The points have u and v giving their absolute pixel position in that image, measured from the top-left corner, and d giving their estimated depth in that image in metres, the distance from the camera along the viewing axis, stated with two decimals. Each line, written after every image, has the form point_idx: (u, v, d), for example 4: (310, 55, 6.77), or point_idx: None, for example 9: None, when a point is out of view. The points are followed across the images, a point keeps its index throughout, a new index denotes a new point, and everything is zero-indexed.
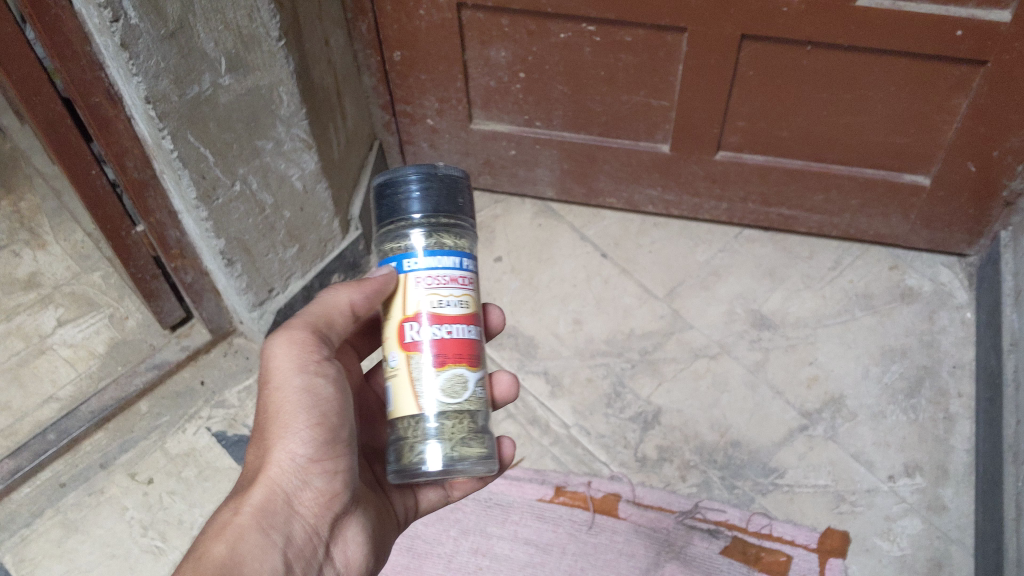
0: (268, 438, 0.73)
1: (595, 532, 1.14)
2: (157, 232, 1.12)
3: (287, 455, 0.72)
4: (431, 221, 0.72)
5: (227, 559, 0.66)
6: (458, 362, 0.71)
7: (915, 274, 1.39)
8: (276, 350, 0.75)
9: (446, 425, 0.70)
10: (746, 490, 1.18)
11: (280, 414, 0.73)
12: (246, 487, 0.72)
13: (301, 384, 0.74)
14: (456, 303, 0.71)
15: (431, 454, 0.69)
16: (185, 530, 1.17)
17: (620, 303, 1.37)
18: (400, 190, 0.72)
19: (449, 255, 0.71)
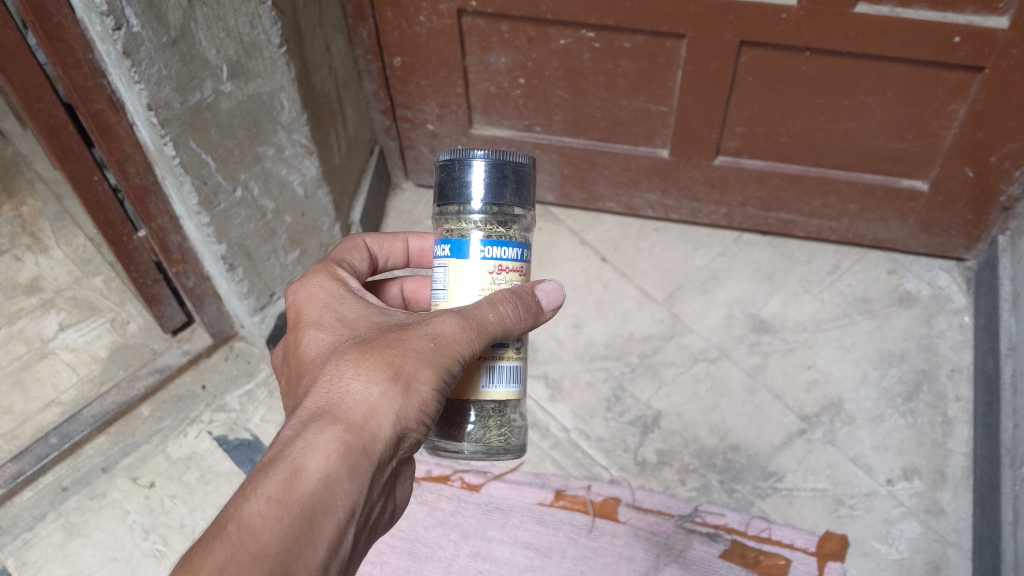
0: (397, 380, 0.61)
1: (595, 536, 1.14)
2: (158, 238, 1.13)
3: (406, 407, 0.61)
4: (494, 209, 0.70)
5: (320, 489, 0.56)
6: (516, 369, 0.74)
7: (914, 278, 1.39)
8: (451, 320, 0.64)
9: (501, 419, 0.72)
10: (745, 494, 1.18)
11: (427, 376, 0.62)
12: (355, 405, 0.60)
13: (456, 363, 0.64)
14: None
15: (480, 441, 0.71)
16: (187, 533, 1.18)
17: (620, 306, 1.38)
18: (467, 175, 0.69)
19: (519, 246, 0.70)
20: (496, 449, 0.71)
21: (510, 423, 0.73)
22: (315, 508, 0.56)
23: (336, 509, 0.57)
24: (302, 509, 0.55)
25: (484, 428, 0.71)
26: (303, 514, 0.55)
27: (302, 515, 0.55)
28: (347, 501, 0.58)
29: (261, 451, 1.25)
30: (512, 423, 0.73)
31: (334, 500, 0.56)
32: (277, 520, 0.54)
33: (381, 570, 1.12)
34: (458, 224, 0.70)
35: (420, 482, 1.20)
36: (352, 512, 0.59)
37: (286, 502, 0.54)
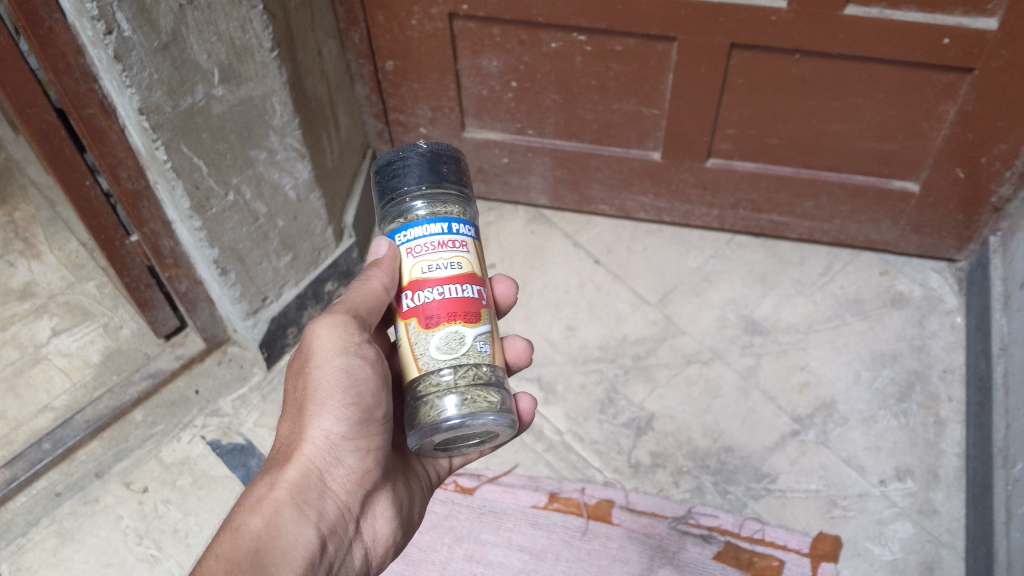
0: (306, 415, 0.74)
1: (589, 539, 1.14)
2: (151, 242, 1.13)
3: (322, 433, 0.73)
4: (433, 191, 0.74)
5: (262, 534, 0.69)
6: (453, 319, 0.71)
7: (906, 279, 1.40)
8: (321, 333, 0.75)
9: (472, 379, 0.71)
10: (738, 495, 1.19)
11: (322, 390, 0.74)
12: (280, 463, 0.74)
13: (342, 360, 0.74)
14: (448, 266, 0.72)
15: (463, 408, 0.69)
16: (180, 538, 1.18)
17: (613, 309, 1.38)
18: (394, 165, 0.74)
19: (428, 224, 0.72)
20: (484, 409, 0.69)
21: (488, 380, 0.72)
22: (263, 556, 0.68)
23: (286, 547, 0.69)
24: (249, 561, 0.66)
25: (460, 395, 0.69)
26: (252, 564, 0.66)
27: (251, 564, 0.66)
28: (295, 540, 0.70)
29: (254, 456, 1.25)
30: (491, 380, 0.72)
31: (280, 543, 0.69)
32: (225, 567, 0.65)
33: None
34: (398, 216, 0.74)
35: None
36: (306, 548, 0.70)
37: (231, 553, 0.67)
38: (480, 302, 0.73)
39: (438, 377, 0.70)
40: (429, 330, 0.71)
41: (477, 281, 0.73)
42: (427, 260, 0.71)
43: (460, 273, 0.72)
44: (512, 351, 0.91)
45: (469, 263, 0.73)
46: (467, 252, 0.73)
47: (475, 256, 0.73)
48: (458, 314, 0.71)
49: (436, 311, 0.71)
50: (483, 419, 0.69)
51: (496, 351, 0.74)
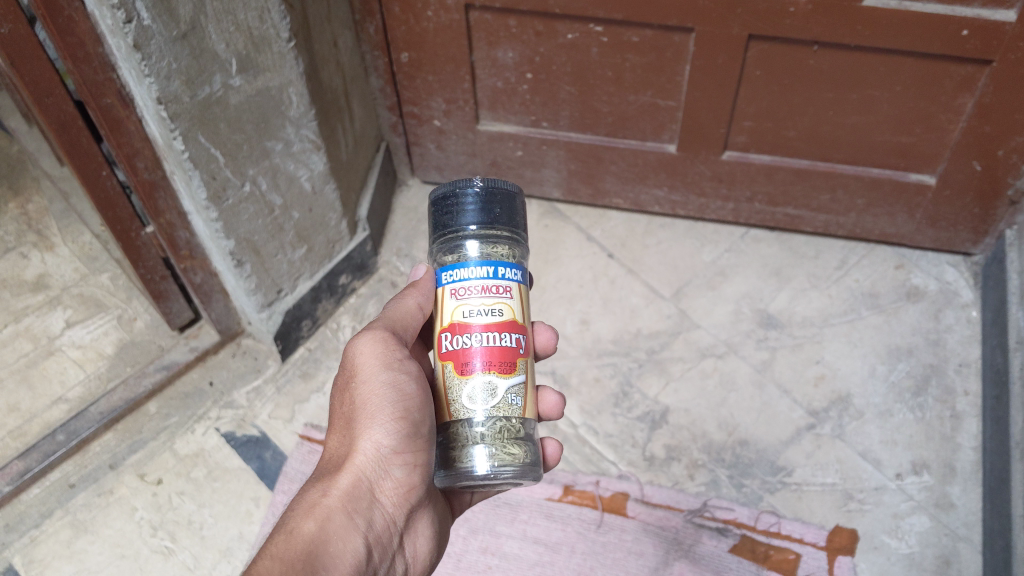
0: (359, 426, 0.77)
1: (604, 531, 1.14)
2: (166, 233, 1.13)
3: (373, 445, 0.76)
4: (488, 232, 0.76)
5: (316, 537, 0.71)
6: (487, 368, 0.73)
7: (921, 273, 1.39)
8: (367, 348, 0.78)
9: (504, 431, 0.74)
10: (753, 488, 1.18)
11: (372, 401, 0.77)
12: (332, 473, 0.77)
13: (386, 377, 0.77)
14: (488, 312, 0.74)
15: (492, 460, 0.72)
16: (195, 530, 1.18)
17: (627, 302, 1.38)
18: (454, 204, 0.76)
19: (477, 266, 0.74)
20: (510, 463, 0.72)
21: (519, 433, 0.75)
22: (316, 558, 0.69)
23: (337, 552, 0.71)
24: (303, 562, 0.68)
25: (491, 446, 0.73)
26: (307, 564, 0.68)
27: (305, 564, 0.68)
28: (345, 545, 0.72)
29: (269, 448, 1.25)
30: (522, 434, 0.75)
31: (331, 547, 0.71)
32: (280, 565, 0.66)
33: None
34: (451, 253, 0.76)
35: None
36: (354, 554, 0.72)
37: (288, 551, 0.68)
38: (519, 351, 0.75)
39: (468, 428, 0.74)
40: (463, 376, 0.74)
41: (517, 329, 0.75)
42: (473, 303, 0.74)
43: (502, 319, 0.74)
44: (545, 404, 0.93)
45: (511, 309, 0.75)
46: (511, 297, 0.75)
47: (518, 302, 0.75)
48: (494, 362, 0.74)
49: (473, 358, 0.73)
50: (510, 471, 0.73)
51: (529, 403, 0.76)
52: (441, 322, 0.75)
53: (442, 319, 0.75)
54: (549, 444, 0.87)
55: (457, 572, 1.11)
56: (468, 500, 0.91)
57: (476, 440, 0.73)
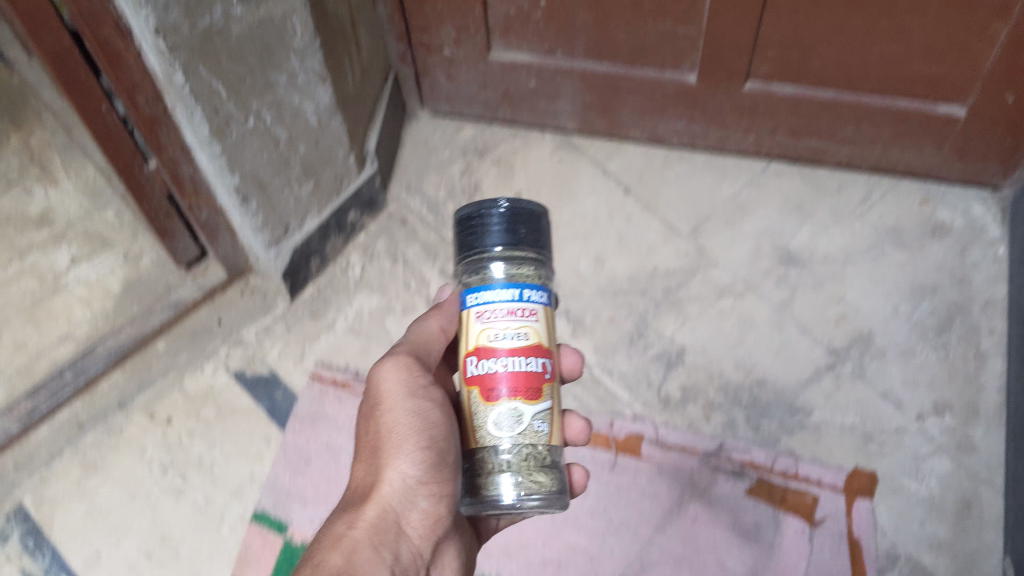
0: (384, 454, 0.76)
1: (617, 472, 1.13)
2: (170, 169, 1.09)
3: (398, 475, 0.74)
4: (514, 252, 0.73)
5: (343, 566, 0.68)
6: (512, 395, 0.71)
7: (947, 208, 1.34)
8: (391, 376, 0.78)
9: (530, 458, 0.71)
10: (771, 430, 1.16)
11: (397, 428, 0.75)
12: (357, 506, 0.74)
13: (410, 404, 0.76)
14: (515, 336, 0.71)
15: (518, 489, 0.70)
16: (207, 470, 1.18)
17: (643, 240, 1.34)
18: (479, 225, 0.74)
19: (503, 289, 0.71)
20: (537, 491, 0.69)
21: (546, 460, 0.72)
22: None
23: None
24: None
25: (517, 475, 0.70)
26: None
27: None
28: None
29: (279, 388, 1.24)
30: (549, 461, 0.72)
31: None
32: None
33: None
34: (476, 274, 0.74)
35: None
36: None
37: None
38: (544, 375, 0.72)
39: (493, 454, 0.72)
40: (489, 402, 0.71)
41: (543, 353, 0.73)
42: (500, 326, 0.71)
43: (528, 344, 0.71)
44: (571, 429, 0.90)
45: (537, 332, 0.72)
46: (537, 320, 0.72)
47: (544, 326, 0.72)
48: (520, 389, 0.71)
49: (499, 384, 0.71)
50: (537, 500, 0.70)
51: (555, 431, 0.74)
52: (466, 346, 0.72)
53: (467, 343, 0.72)
54: (575, 473, 0.87)
55: None
56: (493, 528, 0.91)
57: (502, 468, 0.71)
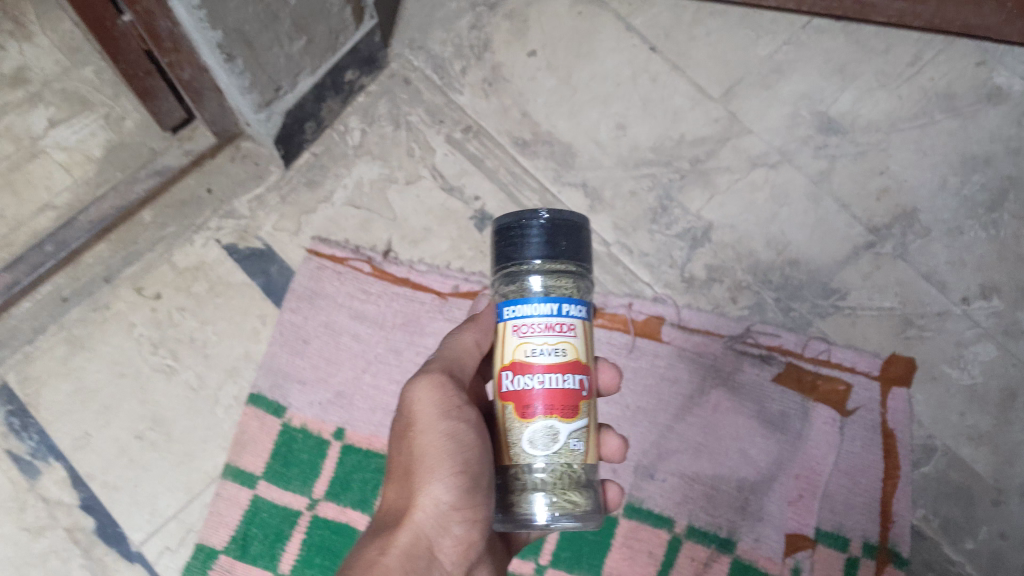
0: (417, 479, 0.69)
1: (635, 357, 1.05)
2: (145, 23, 0.94)
3: (432, 501, 0.68)
4: (553, 266, 0.68)
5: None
6: (548, 412, 0.66)
7: (1005, 73, 1.19)
8: (425, 392, 0.71)
9: (564, 477, 0.67)
10: (803, 313, 1.07)
11: (431, 455, 0.69)
12: (389, 528, 0.69)
13: (444, 426, 0.70)
14: (552, 352, 0.66)
15: (551, 510, 0.66)
16: (199, 349, 1.10)
17: (669, 104, 1.18)
18: (517, 235, 0.69)
19: (540, 304, 0.66)
20: (571, 514, 0.65)
21: (581, 479, 0.68)
22: None
23: None
24: None
25: (551, 494, 0.66)
26: None
27: None
28: None
29: (274, 262, 1.14)
30: (584, 480, 0.68)
31: None
32: None
33: None
34: (513, 286, 0.69)
35: (447, 299, 1.11)
36: None
37: None
38: (582, 392, 0.67)
39: (526, 470, 0.67)
40: (524, 418, 0.66)
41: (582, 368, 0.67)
42: (537, 339, 0.66)
43: (564, 359, 0.66)
44: (608, 448, 0.84)
45: (575, 348, 0.67)
46: (576, 334, 0.67)
47: (583, 341, 0.67)
48: (554, 405, 0.66)
49: (535, 401, 0.66)
50: (570, 521, 0.66)
51: (592, 446, 0.69)
52: (500, 360, 0.67)
53: (502, 357, 0.67)
54: (610, 490, 0.82)
55: None
56: (524, 540, 0.86)
57: (536, 485, 0.67)
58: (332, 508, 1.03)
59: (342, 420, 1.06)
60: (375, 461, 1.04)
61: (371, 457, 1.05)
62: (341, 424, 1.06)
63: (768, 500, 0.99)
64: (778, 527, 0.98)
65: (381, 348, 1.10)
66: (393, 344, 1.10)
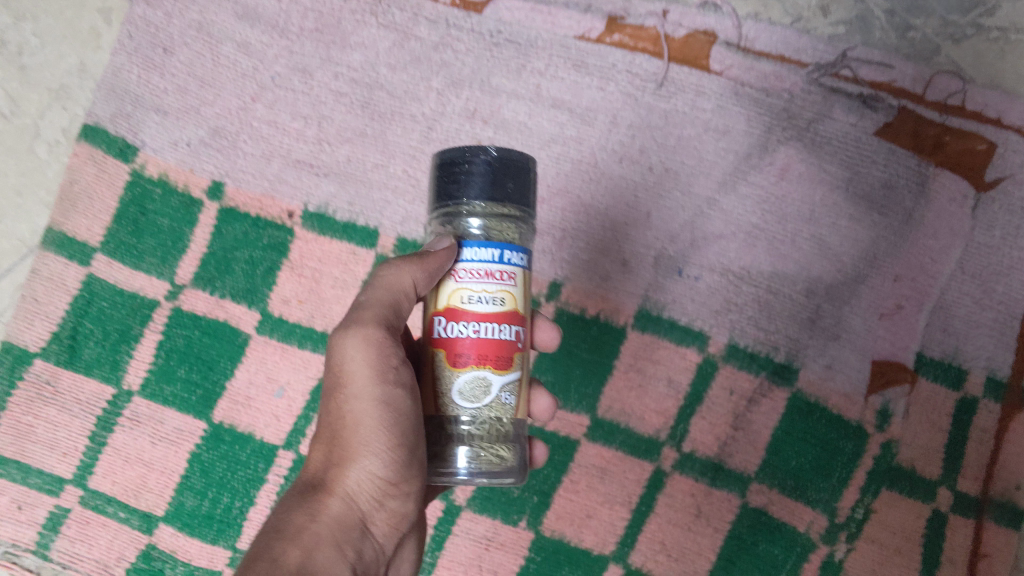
0: (345, 443, 0.46)
1: (668, 95, 0.68)
2: None
3: (366, 472, 0.45)
4: (498, 216, 0.45)
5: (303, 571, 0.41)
6: (479, 363, 0.44)
7: None
8: (358, 343, 0.45)
9: (494, 430, 0.45)
10: (926, 35, 0.67)
11: (361, 424, 0.45)
12: (312, 491, 0.46)
13: (375, 390, 0.45)
14: (485, 300, 0.44)
15: (478, 469, 0.44)
16: (9, 56, 0.69)
17: None
18: (455, 165, 0.45)
19: (481, 246, 0.44)
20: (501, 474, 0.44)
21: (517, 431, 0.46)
22: None
23: None
24: None
25: (479, 448, 0.44)
26: None
27: None
28: None
29: None
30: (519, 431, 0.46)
31: None
32: None
33: (318, 133, 0.68)
34: (446, 227, 0.46)
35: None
36: None
37: None
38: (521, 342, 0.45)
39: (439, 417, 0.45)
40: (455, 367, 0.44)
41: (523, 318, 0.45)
42: (476, 283, 0.44)
43: (503, 310, 0.44)
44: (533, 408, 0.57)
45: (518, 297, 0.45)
46: (520, 276, 0.45)
47: (525, 287, 0.45)
48: (492, 355, 0.44)
49: (463, 353, 0.44)
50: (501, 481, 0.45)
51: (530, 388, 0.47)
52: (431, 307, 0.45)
53: (433, 300, 0.45)
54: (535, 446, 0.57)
55: (427, 147, 0.68)
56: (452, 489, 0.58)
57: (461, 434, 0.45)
58: (202, 300, 0.67)
59: (222, 170, 0.68)
60: (269, 234, 0.67)
61: (262, 229, 0.67)
62: (219, 176, 0.68)
63: (850, 311, 0.66)
64: (861, 350, 0.66)
65: (279, 67, 0.69)
66: (296, 58, 0.69)
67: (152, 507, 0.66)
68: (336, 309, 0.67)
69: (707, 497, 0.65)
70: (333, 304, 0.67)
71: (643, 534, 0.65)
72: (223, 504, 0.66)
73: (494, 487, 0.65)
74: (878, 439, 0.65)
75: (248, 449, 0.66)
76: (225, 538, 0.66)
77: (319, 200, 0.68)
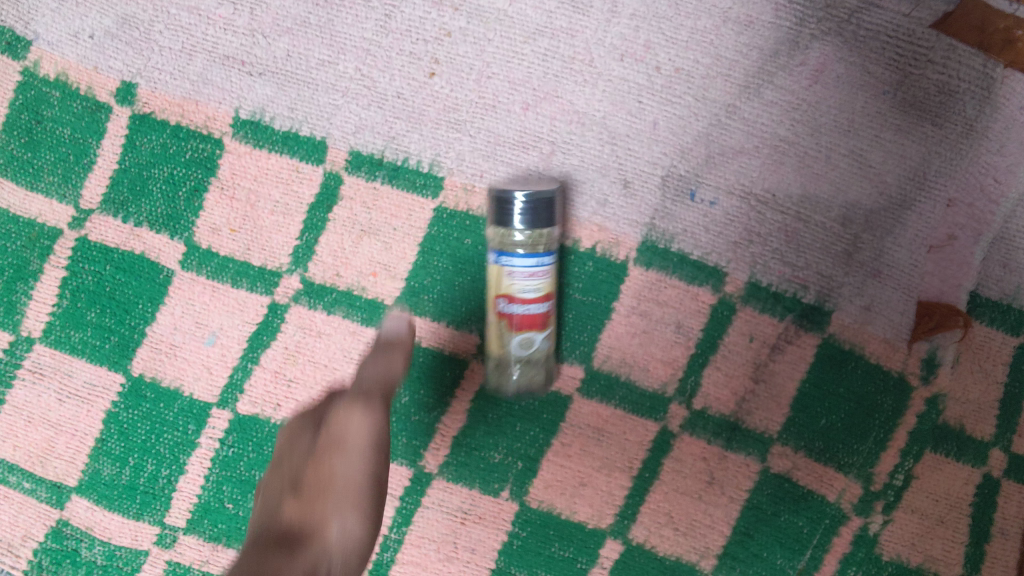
0: (320, 499, 0.44)
1: None
2: None
3: (341, 534, 0.43)
4: (541, 239, 0.50)
5: None
6: (521, 328, 0.52)
7: None
8: (359, 410, 0.47)
9: (536, 360, 0.54)
10: None
11: (346, 485, 0.44)
12: (280, 541, 0.41)
13: (368, 463, 0.45)
14: (528, 289, 0.50)
15: (519, 385, 0.55)
16: None
17: None
18: (507, 197, 0.50)
19: (528, 258, 0.50)
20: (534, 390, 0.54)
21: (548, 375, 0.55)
22: None
23: None
24: None
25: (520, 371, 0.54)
26: None
27: None
28: None
29: None
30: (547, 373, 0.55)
31: None
32: None
33: (246, 22, 0.55)
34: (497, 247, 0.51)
35: None
36: None
37: None
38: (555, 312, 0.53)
39: (501, 352, 0.53)
40: (520, 327, 0.52)
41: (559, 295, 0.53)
42: (519, 281, 0.50)
43: (544, 294, 0.51)
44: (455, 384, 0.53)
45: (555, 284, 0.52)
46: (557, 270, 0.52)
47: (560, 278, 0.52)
48: (533, 323, 0.52)
49: (511, 320, 0.51)
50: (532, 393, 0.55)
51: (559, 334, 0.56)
52: (492, 289, 0.51)
53: (494, 284, 0.51)
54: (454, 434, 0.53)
55: (383, 39, 0.55)
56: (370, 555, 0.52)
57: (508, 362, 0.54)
58: (113, 229, 0.55)
59: (133, 68, 0.55)
60: (192, 147, 0.55)
61: (183, 141, 0.55)
62: (130, 75, 0.55)
63: (893, 244, 0.55)
64: (905, 290, 0.56)
65: None
66: None
67: (62, 476, 0.56)
68: (276, 239, 0.55)
69: (721, 461, 0.56)
70: (273, 233, 0.55)
71: (646, 505, 0.56)
72: (147, 473, 0.56)
73: (471, 451, 0.56)
74: (923, 393, 0.55)
75: (175, 407, 0.55)
76: (150, 512, 0.55)
77: (253, 106, 0.55)
